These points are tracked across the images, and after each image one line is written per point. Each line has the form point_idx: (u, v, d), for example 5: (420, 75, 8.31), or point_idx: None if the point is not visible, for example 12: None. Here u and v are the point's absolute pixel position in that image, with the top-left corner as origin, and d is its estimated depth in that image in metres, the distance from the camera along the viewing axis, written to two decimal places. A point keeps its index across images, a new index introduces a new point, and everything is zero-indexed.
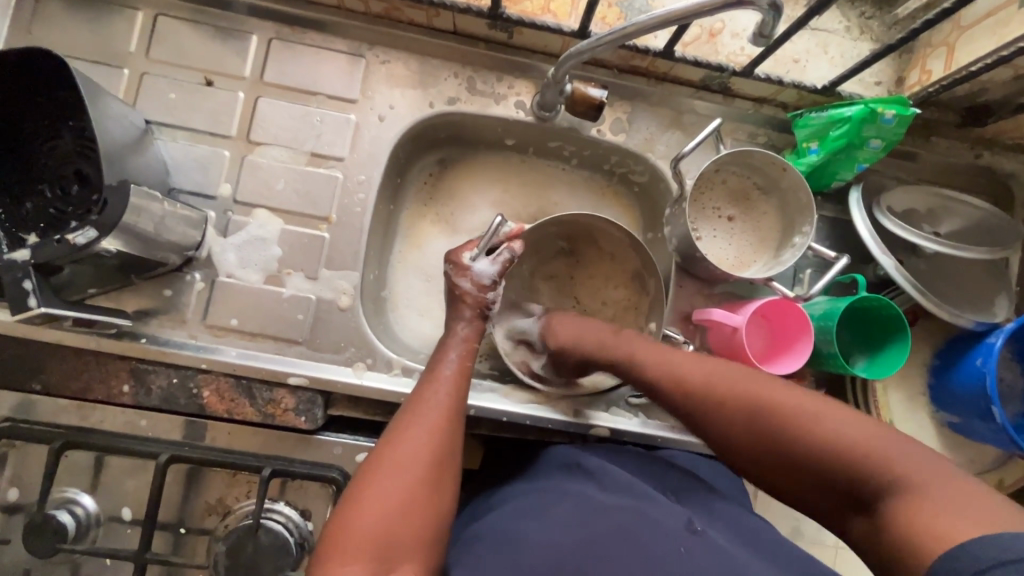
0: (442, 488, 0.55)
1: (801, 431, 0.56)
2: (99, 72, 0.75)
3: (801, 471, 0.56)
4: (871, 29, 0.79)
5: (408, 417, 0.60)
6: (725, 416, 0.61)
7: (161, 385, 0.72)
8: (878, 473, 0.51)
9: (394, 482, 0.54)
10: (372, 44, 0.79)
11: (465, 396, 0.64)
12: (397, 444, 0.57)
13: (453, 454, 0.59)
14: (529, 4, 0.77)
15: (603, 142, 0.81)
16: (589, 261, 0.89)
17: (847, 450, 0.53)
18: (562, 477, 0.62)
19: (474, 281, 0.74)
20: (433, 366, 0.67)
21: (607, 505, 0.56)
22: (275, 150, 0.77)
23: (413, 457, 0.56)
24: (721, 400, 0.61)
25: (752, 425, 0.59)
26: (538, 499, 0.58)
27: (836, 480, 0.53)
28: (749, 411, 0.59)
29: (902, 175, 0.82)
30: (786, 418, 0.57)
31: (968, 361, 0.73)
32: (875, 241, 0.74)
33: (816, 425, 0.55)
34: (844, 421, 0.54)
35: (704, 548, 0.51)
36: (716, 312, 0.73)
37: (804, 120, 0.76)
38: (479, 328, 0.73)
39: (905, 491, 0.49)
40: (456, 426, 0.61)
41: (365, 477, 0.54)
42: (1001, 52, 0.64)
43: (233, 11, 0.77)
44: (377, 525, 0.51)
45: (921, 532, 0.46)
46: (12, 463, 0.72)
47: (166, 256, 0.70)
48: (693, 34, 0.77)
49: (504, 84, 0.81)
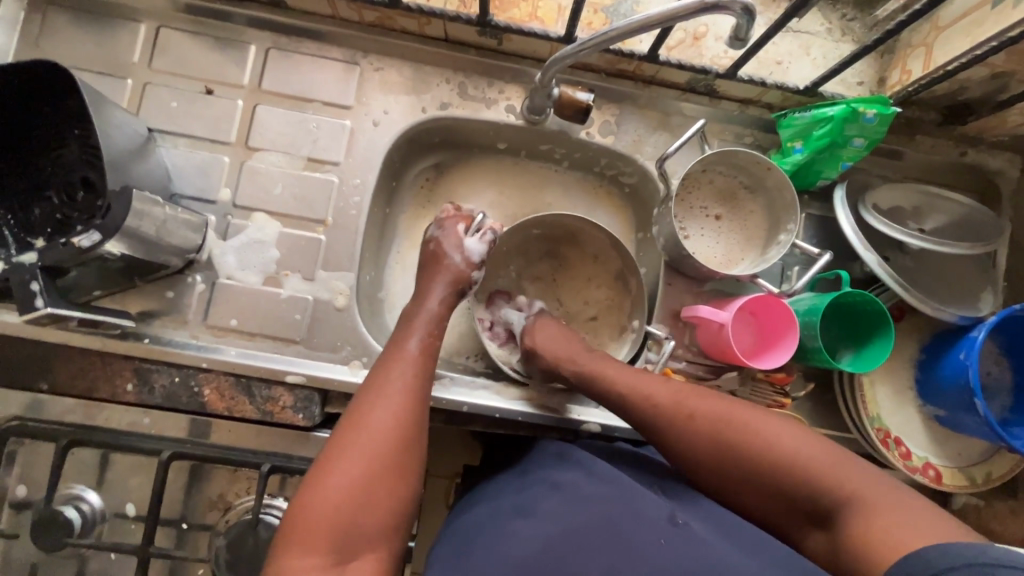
0: (405, 469, 0.58)
1: (758, 450, 0.57)
2: (103, 83, 0.78)
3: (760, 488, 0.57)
4: (852, 30, 0.81)
5: (370, 398, 0.61)
6: (686, 433, 0.62)
7: (164, 383, 0.74)
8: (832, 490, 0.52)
9: (357, 464, 0.56)
10: (366, 52, 0.82)
11: (429, 376, 0.66)
12: (359, 426, 0.58)
13: (417, 435, 0.60)
14: (517, 11, 0.79)
15: (592, 144, 0.83)
16: (574, 263, 0.91)
17: (802, 468, 0.54)
18: (556, 469, 0.63)
19: (465, 257, 0.78)
20: (397, 346, 0.68)
21: (593, 497, 0.57)
22: (273, 156, 0.79)
23: (374, 439, 0.57)
24: (685, 425, 0.62)
25: (712, 442, 0.60)
26: (526, 494, 0.60)
27: (793, 497, 0.55)
28: (708, 429, 0.60)
29: (888, 172, 0.83)
30: (742, 435, 0.58)
31: (953, 355, 0.73)
32: (859, 237, 0.75)
33: (778, 445, 0.57)
34: (799, 440, 0.56)
35: (685, 540, 0.52)
36: (704, 309, 0.74)
37: (788, 120, 0.77)
38: (448, 304, 0.75)
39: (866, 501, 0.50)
40: (419, 407, 0.62)
41: (329, 458, 0.56)
42: (976, 51, 0.66)
43: (233, 23, 0.80)
44: (339, 506, 0.53)
45: (882, 543, 0.47)
46: (20, 460, 0.74)
47: (168, 259, 0.72)
48: (677, 38, 0.79)
49: (495, 89, 0.83)
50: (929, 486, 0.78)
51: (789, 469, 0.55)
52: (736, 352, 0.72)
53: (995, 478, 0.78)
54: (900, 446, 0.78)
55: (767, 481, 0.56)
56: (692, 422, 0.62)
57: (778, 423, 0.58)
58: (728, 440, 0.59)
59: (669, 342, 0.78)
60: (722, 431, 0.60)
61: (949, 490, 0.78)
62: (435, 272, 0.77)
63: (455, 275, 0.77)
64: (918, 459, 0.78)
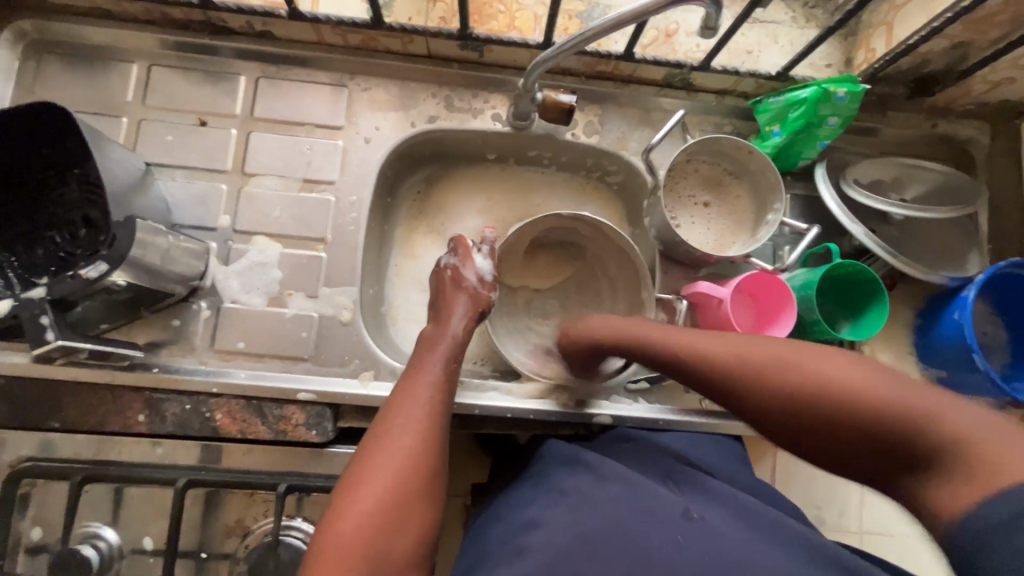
0: (427, 493, 0.58)
1: (828, 401, 0.51)
2: (100, 123, 0.80)
3: (831, 439, 0.52)
4: (815, 16, 0.85)
5: (391, 424, 0.61)
6: (747, 387, 0.55)
7: (175, 412, 0.74)
8: (925, 440, 0.47)
9: (377, 492, 0.56)
10: (354, 75, 0.84)
11: (448, 400, 0.66)
12: (379, 451, 0.59)
13: (436, 457, 0.61)
14: (495, 23, 0.82)
15: (578, 144, 0.86)
16: (573, 235, 0.89)
17: (896, 419, 0.49)
18: (563, 475, 0.65)
19: (478, 276, 0.79)
20: (414, 370, 0.68)
21: (601, 500, 0.59)
22: (269, 180, 0.81)
23: (394, 464, 0.58)
24: (753, 381, 0.55)
25: (783, 400, 0.53)
26: (540, 502, 0.62)
27: (887, 448, 0.49)
28: (778, 392, 0.54)
29: (865, 149, 0.87)
30: (817, 386, 0.52)
31: (948, 316, 0.75)
32: (843, 211, 0.77)
33: (860, 391, 0.50)
34: (869, 380, 0.51)
35: (701, 537, 0.54)
36: (704, 285, 0.76)
37: (763, 106, 0.80)
38: (470, 329, 0.75)
39: (969, 443, 0.46)
40: (439, 430, 0.63)
41: (351, 486, 0.57)
42: (934, 23, 0.68)
43: (222, 56, 0.83)
44: (361, 528, 0.54)
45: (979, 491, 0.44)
46: (35, 502, 0.73)
47: (174, 288, 0.74)
48: (650, 36, 0.82)
49: (480, 99, 0.86)
50: None
51: (872, 404, 0.49)
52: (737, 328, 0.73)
53: None
54: None
55: (839, 436, 0.51)
56: (767, 373, 0.55)
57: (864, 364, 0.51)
58: (804, 391, 0.52)
59: (682, 302, 0.79)
60: (796, 377, 0.53)
61: None
62: (455, 298, 0.77)
63: (476, 299, 0.77)
64: None
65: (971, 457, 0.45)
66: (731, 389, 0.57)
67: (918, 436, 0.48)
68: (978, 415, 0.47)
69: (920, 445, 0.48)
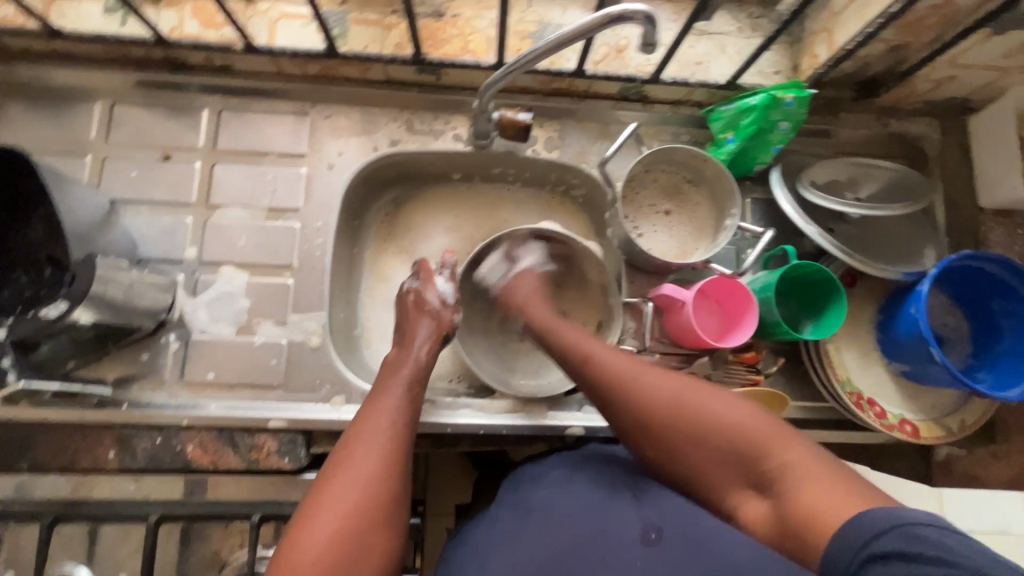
0: (388, 519, 0.58)
1: (690, 422, 0.58)
2: (63, 162, 0.81)
3: (691, 457, 0.58)
4: (761, 26, 0.88)
5: (352, 451, 0.61)
6: (629, 405, 0.63)
7: (145, 447, 0.75)
8: (765, 463, 0.53)
9: (336, 520, 0.56)
10: (316, 103, 0.86)
11: (413, 425, 0.67)
12: (339, 478, 0.59)
13: (399, 481, 0.61)
14: (449, 47, 0.84)
15: (539, 159, 0.87)
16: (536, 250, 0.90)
17: (743, 443, 0.55)
18: (532, 490, 0.66)
19: (441, 299, 0.80)
20: (379, 395, 0.68)
21: (567, 520, 0.60)
22: (234, 210, 0.82)
23: (354, 490, 0.58)
24: (634, 400, 0.63)
25: (653, 419, 0.61)
26: (507, 519, 0.63)
27: (736, 469, 0.56)
28: (652, 410, 0.61)
29: (820, 151, 0.89)
30: (681, 407, 0.59)
31: (905, 311, 0.76)
32: (798, 213, 0.79)
33: (718, 416, 0.57)
34: (724, 407, 0.58)
35: (656, 561, 0.57)
36: (667, 289, 0.77)
37: (717, 114, 0.83)
38: (434, 352, 0.76)
39: (802, 468, 0.51)
40: (402, 455, 0.63)
41: (310, 514, 0.57)
42: (868, 28, 0.70)
43: (185, 91, 0.84)
44: (318, 560, 0.54)
45: (807, 515, 0.48)
46: (6, 546, 0.72)
47: (141, 322, 0.74)
48: (602, 52, 0.85)
49: (441, 120, 0.87)
50: (909, 441, 0.80)
51: (724, 428, 0.56)
52: (699, 334, 0.74)
53: (969, 425, 0.80)
54: (875, 406, 0.79)
55: (700, 453, 0.58)
56: (645, 393, 0.62)
57: (726, 397, 0.59)
58: (670, 410, 0.60)
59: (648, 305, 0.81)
60: (667, 400, 0.61)
61: (928, 443, 0.79)
62: (419, 322, 0.77)
63: (440, 323, 0.78)
64: (894, 417, 0.80)
65: (802, 482, 0.50)
66: (618, 406, 0.64)
67: (760, 459, 0.54)
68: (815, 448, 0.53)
69: (760, 467, 0.54)
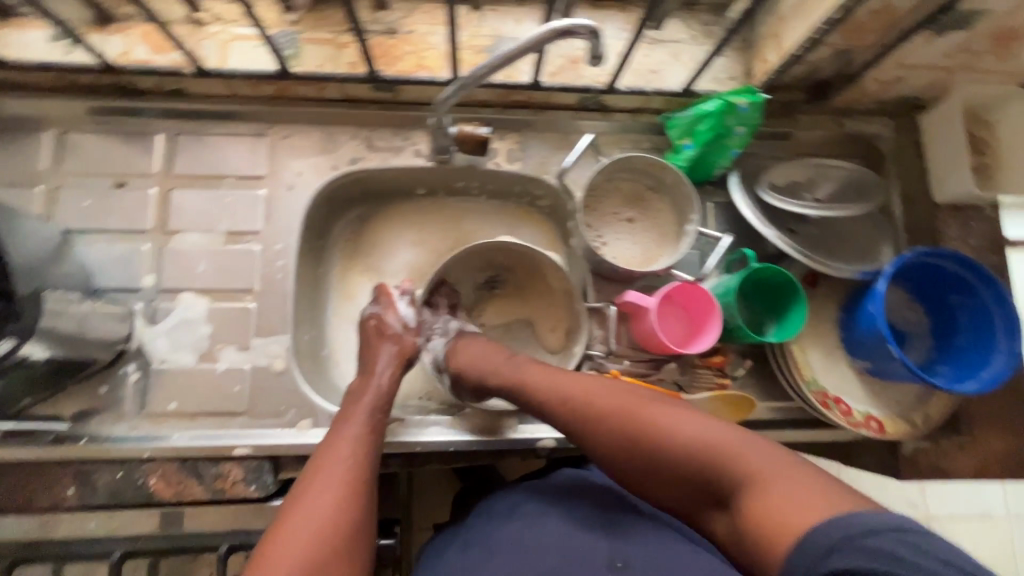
0: (348, 552, 0.57)
1: (649, 442, 0.59)
2: (13, 193, 0.79)
3: (655, 477, 0.59)
4: (714, 32, 0.89)
5: (311, 484, 0.60)
6: (590, 431, 0.63)
7: (106, 481, 0.72)
8: (726, 473, 0.54)
9: (292, 556, 0.54)
10: (273, 124, 0.85)
11: (375, 453, 0.66)
12: (296, 513, 0.58)
13: (360, 512, 0.60)
14: (404, 64, 0.84)
15: (502, 172, 0.87)
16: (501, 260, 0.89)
17: (704, 456, 0.56)
18: (498, 525, 0.65)
19: (402, 322, 0.80)
20: (340, 425, 0.67)
21: (530, 552, 0.59)
22: (192, 236, 0.81)
23: (312, 524, 0.57)
24: (594, 425, 0.63)
25: (614, 442, 0.61)
26: (473, 555, 0.62)
27: (701, 483, 0.56)
28: (613, 433, 0.61)
29: (778, 153, 0.90)
30: (639, 428, 0.60)
31: (864, 309, 0.77)
32: (757, 217, 0.80)
33: (675, 432, 0.58)
34: (680, 422, 0.58)
35: None
36: (632, 295, 0.77)
37: (673, 121, 0.83)
38: (397, 376, 0.75)
39: (761, 475, 0.52)
40: (364, 485, 0.62)
41: (266, 552, 0.55)
42: (813, 34, 0.72)
43: (138, 116, 0.83)
44: None
45: (771, 524, 0.49)
46: None
47: (97, 354, 0.72)
48: (557, 64, 0.85)
49: (401, 137, 0.87)
50: (875, 437, 0.80)
51: (682, 445, 0.57)
52: (663, 341, 0.74)
53: (934, 419, 0.81)
54: (840, 403, 0.80)
55: (664, 472, 0.58)
56: (604, 416, 0.62)
57: (678, 411, 0.60)
58: (629, 433, 0.60)
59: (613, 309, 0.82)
60: (625, 422, 0.61)
61: (894, 438, 0.80)
62: (381, 347, 0.77)
63: (403, 347, 0.77)
64: (859, 414, 0.80)
65: (763, 489, 0.51)
66: (579, 432, 0.64)
67: (721, 471, 0.54)
68: (771, 450, 0.54)
69: (722, 479, 0.54)
